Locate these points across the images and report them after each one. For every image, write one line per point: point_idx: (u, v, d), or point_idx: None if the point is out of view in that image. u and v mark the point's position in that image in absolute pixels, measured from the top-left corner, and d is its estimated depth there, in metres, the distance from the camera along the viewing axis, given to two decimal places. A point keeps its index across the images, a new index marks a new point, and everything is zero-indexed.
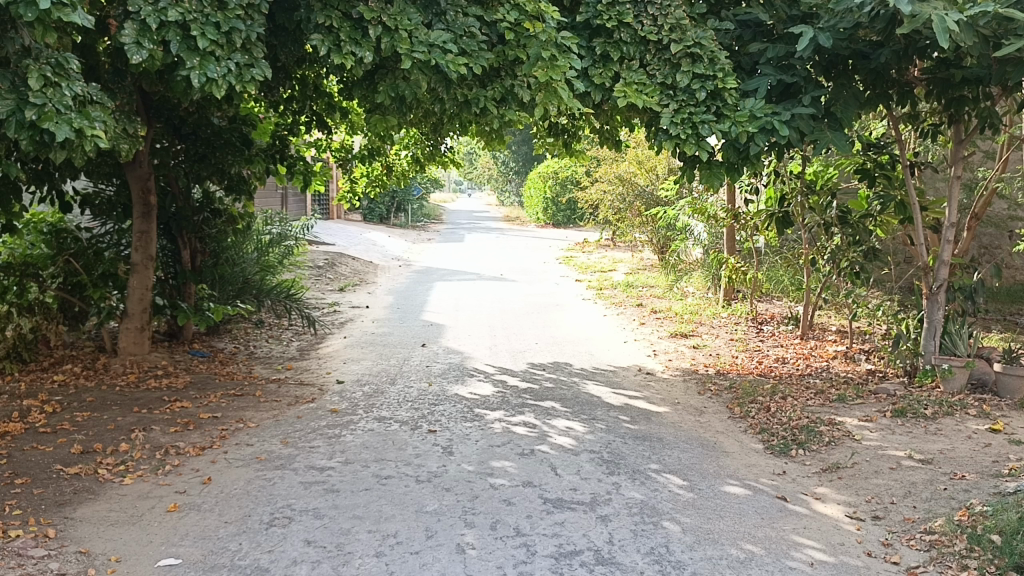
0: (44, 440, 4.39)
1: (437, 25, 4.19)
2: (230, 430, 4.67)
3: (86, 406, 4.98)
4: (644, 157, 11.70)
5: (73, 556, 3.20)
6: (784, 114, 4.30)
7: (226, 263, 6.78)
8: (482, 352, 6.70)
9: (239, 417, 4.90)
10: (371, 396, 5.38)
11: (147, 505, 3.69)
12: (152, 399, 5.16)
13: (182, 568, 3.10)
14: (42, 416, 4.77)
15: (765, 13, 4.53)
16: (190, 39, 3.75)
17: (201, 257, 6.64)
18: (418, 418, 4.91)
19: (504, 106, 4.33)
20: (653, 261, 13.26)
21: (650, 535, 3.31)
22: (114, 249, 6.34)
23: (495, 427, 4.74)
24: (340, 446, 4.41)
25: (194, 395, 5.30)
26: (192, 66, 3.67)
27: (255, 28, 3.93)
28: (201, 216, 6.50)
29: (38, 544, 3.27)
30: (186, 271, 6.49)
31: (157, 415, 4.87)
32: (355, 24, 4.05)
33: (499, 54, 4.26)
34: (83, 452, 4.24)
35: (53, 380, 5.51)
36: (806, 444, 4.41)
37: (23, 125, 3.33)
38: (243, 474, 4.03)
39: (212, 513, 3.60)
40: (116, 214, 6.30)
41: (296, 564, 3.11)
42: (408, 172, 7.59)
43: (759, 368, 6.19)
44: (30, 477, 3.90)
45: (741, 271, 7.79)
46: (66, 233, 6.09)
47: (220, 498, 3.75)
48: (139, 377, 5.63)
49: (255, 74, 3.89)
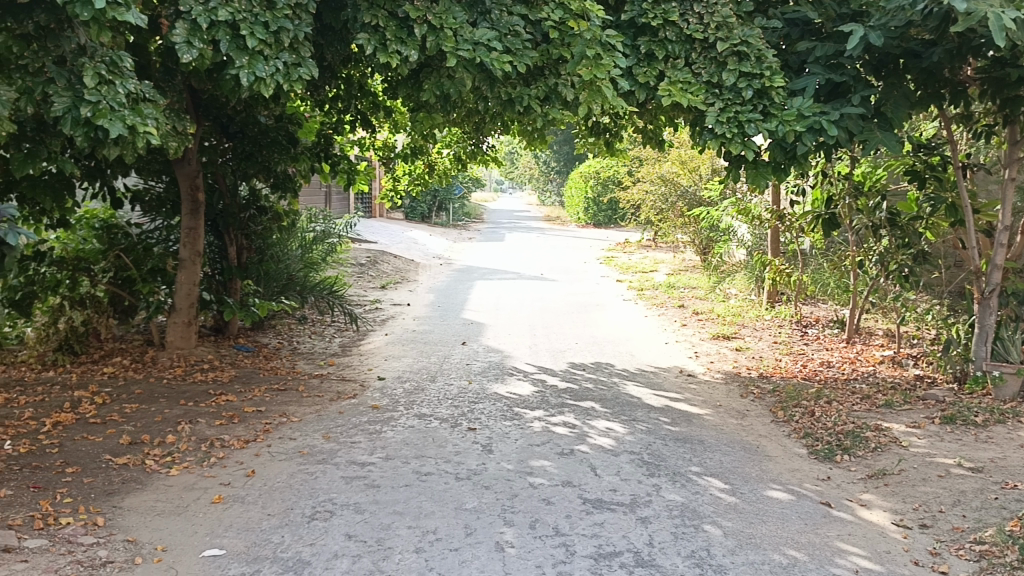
0: (94, 430, 4.50)
1: (482, 24, 4.20)
2: (274, 424, 4.74)
3: (135, 398, 5.09)
4: (686, 158, 11.55)
5: (120, 544, 3.28)
6: (833, 113, 4.22)
7: (271, 260, 6.86)
8: (521, 351, 6.69)
9: (282, 412, 4.97)
10: (411, 393, 5.42)
11: (193, 495, 3.76)
12: (198, 392, 5.26)
13: (226, 559, 3.16)
14: (93, 407, 4.89)
15: (813, 11, 4.45)
16: (239, 39, 3.81)
17: (248, 254, 6.75)
18: (458, 415, 4.93)
19: (548, 105, 4.33)
20: (697, 262, 13.15)
21: (691, 538, 3.28)
22: (163, 245, 6.45)
23: (534, 426, 4.74)
24: (381, 442, 4.45)
25: (239, 389, 5.38)
26: (241, 65, 3.74)
27: (303, 27, 3.99)
28: (248, 213, 6.63)
29: (88, 532, 3.36)
30: (231, 267, 6.55)
31: (203, 408, 4.96)
32: (400, 23, 4.09)
33: (543, 53, 4.25)
34: (132, 443, 4.34)
35: (103, 372, 5.65)
36: (851, 449, 4.34)
37: (78, 121, 3.47)
38: (286, 467, 4.08)
39: (256, 505, 3.65)
40: (165, 210, 6.42)
41: (336, 557, 3.15)
42: (450, 171, 7.61)
43: (803, 372, 6.09)
44: (81, 466, 4.01)
45: (785, 273, 7.69)
46: (117, 229, 6.19)
47: (264, 491, 3.81)
48: (186, 371, 5.74)
49: (302, 73, 3.94)
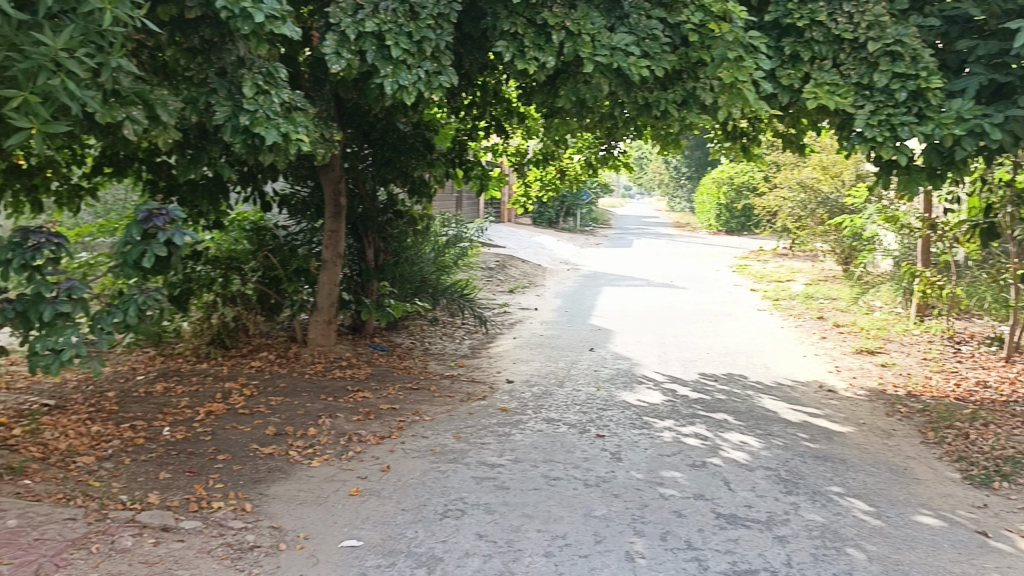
0: (243, 420, 4.77)
1: (620, 29, 4.17)
2: (407, 422, 4.87)
3: (279, 391, 5.36)
4: (829, 163, 11.26)
5: (267, 530, 3.46)
6: (996, 115, 3.94)
7: (405, 263, 7.01)
8: (651, 359, 6.61)
9: (415, 410, 5.10)
10: (539, 397, 5.45)
11: (332, 487, 3.92)
12: (337, 388, 5.48)
13: (363, 550, 3.27)
14: (242, 398, 5.18)
15: (976, 7, 4.16)
16: (384, 49, 3.96)
17: (384, 256, 6.94)
18: (587, 422, 4.91)
19: (686, 109, 4.27)
20: (836, 273, 12.61)
21: (832, 561, 3.14)
22: (307, 246, 6.74)
23: (664, 436, 4.67)
24: (510, 445, 4.49)
25: (375, 387, 5.57)
26: (385, 74, 3.88)
27: (444, 37, 4.07)
28: (386, 217, 6.88)
29: (237, 516, 3.57)
30: (369, 268, 6.81)
31: (341, 403, 5.17)
32: (539, 30, 4.13)
33: (681, 57, 4.18)
34: (277, 433, 4.58)
35: (251, 365, 5.99)
36: (1011, 476, 4.03)
37: (238, 130, 3.72)
38: (419, 464, 4.19)
39: (391, 500, 3.77)
40: (309, 213, 6.71)
41: (468, 556, 3.20)
42: (581, 176, 7.61)
43: (956, 392, 5.71)
44: (231, 454, 4.26)
45: (936, 285, 7.25)
46: (265, 231, 6.52)
47: (398, 486, 3.92)
48: (326, 367, 6.01)
49: (442, 81, 4.06)
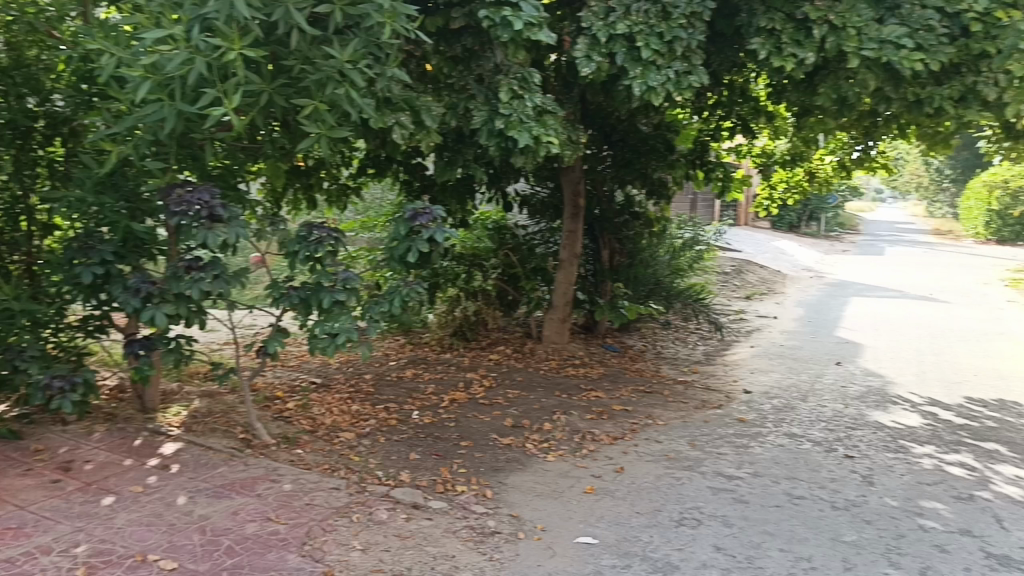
0: (483, 410, 5.00)
1: (892, 20, 3.86)
2: (641, 425, 4.86)
3: (516, 385, 5.56)
4: None
5: (506, 518, 3.61)
6: None
7: (641, 265, 7.03)
8: (907, 379, 6.08)
9: (648, 413, 5.08)
10: (779, 410, 5.21)
11: (568, 482, 3.99)
12: (571, 386, 5.59)
13: (598, 549, 3.30)
14: (482, 389, 5.44)
15: None
16: (635, 50, 3.97)
17: (619, 258, 7.05)
18: (833, 440, 4.62)
19: (965, 107, 3.92)
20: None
21: None
22: (545, 246, 6.95)
23: (923, 463, 4.27)
24: (748, 457, 4.33)
25: (608, 387, 5.62)
26: (635, 75, 3.89)
27: (696, 36, 4.00)
28: (623, 218, 6.92)
29: (479, 502, 3.76)
30: (603, 269, 6.96)
31: (576, 401, 5.25)
32: (799, 25, 3.93)
33: (962, 48, 3.80)
34: (515, 426, 4.75)
35: (490, 358, 6.26)
36: None
37: (493, 133, 3.90)
38: (654, 469, 4.16)
39: (625, 501, 3.78)
40: (548, 214, 6.88)
41: (704, 567, 3.13)
42: (832, 178, 7.18)
43: None
44: (473, 441, 4.49)
45: None
46: (506, 230, 6.80)
47: (632, 489, 3.92)
48: (560, 365, 6.14)
49: (693, 81, 4.00)
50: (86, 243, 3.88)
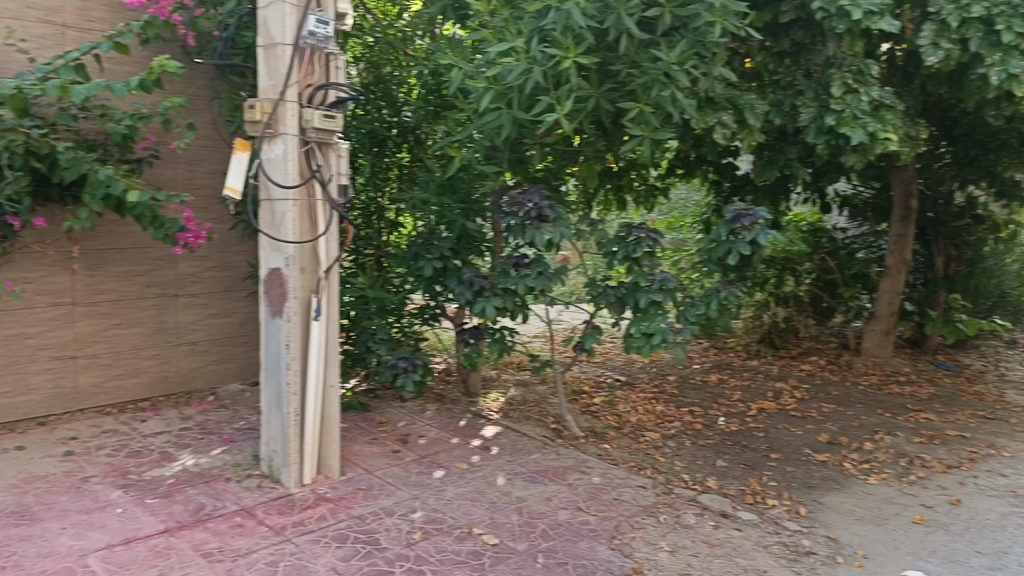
0: (795, 422, 4.76)
1: None
2: (982, 455, 4.31)
3: (832, 398, 5.21)
4: None
5: (822, 539, 3.39)
6: None
7: (982, 275, 6.36)
8: None
9: (991, 443, 4.49)
10: None
11: (893, 510, 3.66)
12: (895, 405, 5.12)
13: None
14: (793, 400, 5.17)
15: None
16: (993, 34, 3.59)
17: (955, 266, 6.36)
18: None
19: None
20: None
21: None
22: (867, 250, 6.47)
23: None
24: None
25: (939, 409, 5.06)
26: (991, 63, 3.55)
27: None
28: (961, 222, 6.24)
29: (792, 518, 3.58)
30: (937, 278, 6.30)
31: (902, 421, 4.80)
32: None
33: None
34: (831, 442, 4.46)
35: (801, 369, 5.94)
36: None
37: (821, 130, 3.78)
38: (999, 506, 3.67)
39: (963, 538, 3.37)
40: (873, 216, 6.40)
41: None
42: None
43: None
44: (784, 454, 4.29)
45: None
46: (823, 233, 6.43)
47: (972, 525, 3.49)
48: (882, 380, 5.65)
49: None
50: (428, 240, 4.34)
